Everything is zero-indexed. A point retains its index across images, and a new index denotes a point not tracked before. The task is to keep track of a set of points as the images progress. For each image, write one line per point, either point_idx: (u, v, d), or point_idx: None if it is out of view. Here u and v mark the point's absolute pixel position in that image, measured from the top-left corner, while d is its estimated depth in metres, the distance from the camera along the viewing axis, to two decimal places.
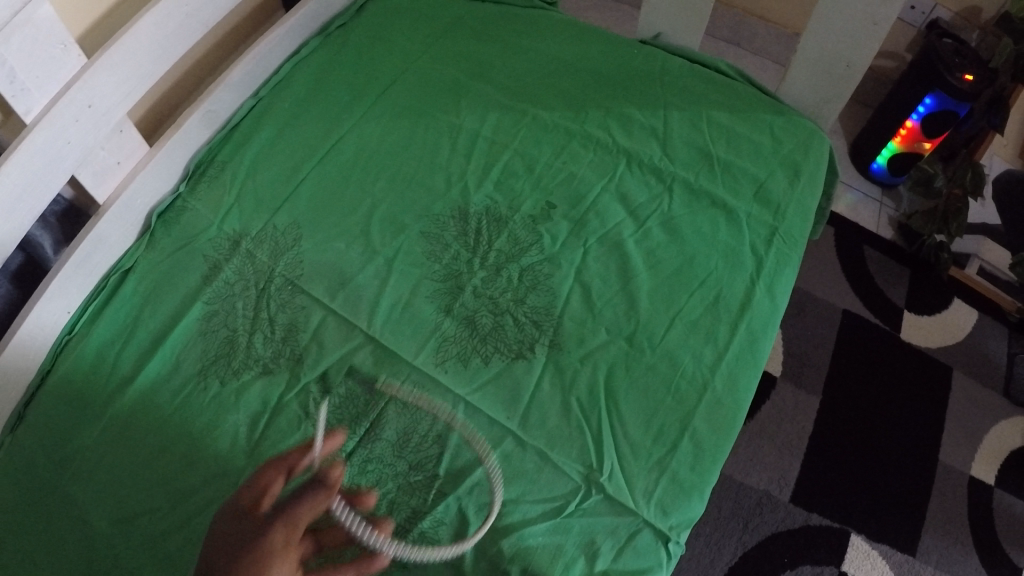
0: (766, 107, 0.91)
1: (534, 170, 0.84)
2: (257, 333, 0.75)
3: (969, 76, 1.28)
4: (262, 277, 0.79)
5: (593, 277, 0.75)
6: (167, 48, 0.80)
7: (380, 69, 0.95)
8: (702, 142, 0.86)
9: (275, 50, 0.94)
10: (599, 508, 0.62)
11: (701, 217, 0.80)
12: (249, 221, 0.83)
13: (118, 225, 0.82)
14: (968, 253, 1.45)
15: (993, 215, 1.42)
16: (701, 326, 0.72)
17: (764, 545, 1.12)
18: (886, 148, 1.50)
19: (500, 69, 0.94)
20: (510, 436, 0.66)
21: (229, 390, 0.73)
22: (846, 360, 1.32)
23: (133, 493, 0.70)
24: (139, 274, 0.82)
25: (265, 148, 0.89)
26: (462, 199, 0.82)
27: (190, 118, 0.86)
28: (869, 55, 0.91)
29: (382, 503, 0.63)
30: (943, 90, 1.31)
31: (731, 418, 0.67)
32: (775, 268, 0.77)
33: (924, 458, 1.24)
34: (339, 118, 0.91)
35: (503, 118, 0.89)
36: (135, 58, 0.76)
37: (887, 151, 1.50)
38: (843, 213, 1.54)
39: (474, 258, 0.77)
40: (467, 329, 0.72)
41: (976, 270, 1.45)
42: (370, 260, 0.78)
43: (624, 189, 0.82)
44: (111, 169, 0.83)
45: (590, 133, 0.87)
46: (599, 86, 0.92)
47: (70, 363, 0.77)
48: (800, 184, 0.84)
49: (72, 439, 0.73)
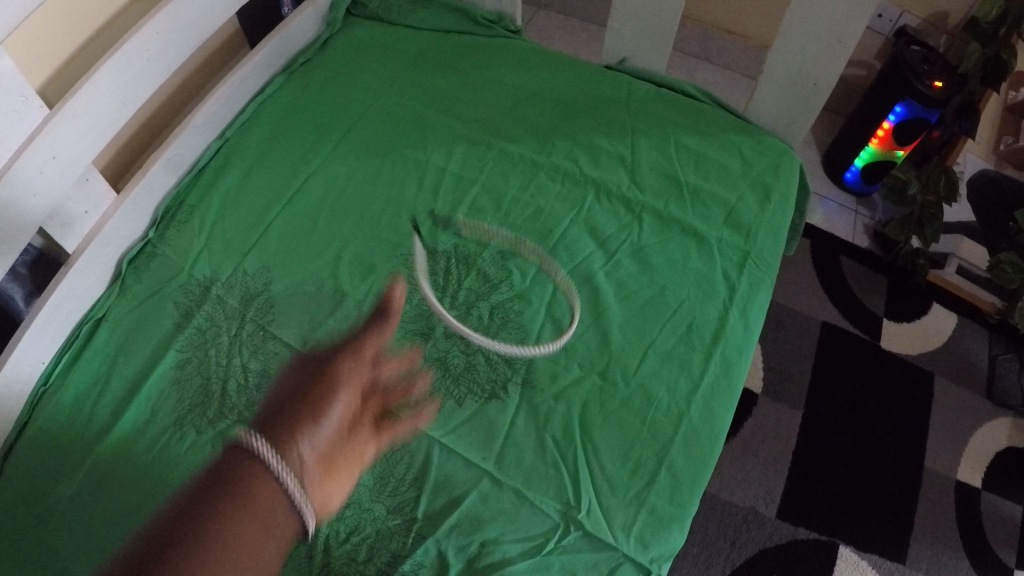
0: (732, 129, 0.94)
1: (503, 204, 0.86)
2: (231, 380, 0.76)
3: (938, 83, 1.32)
4: (235, 323, 0.79)
5: (564, 312, 0.77)
6: (130, 96, 0.82)
7: (348, 106, 0.97)
8: (670, 168, 0.88)
9: (240, 90, 0.96)
10: (578, 545, 0.64)
11: (670, 245, 0.82)
12: (219, 267, 0.84)
13: (88, 274, 0.83)
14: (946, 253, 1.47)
15: (969, 213, 1.43)
16: (675, 356, 0.73)
17: (753, 562, 1.13)
18: (860, 156, 1.53)
19: (467, 103, 0.97)
20: (486, 476, 0.67)
21: (205, 439, 0.73)
22: (825, 370, 1.34)
23: (108, 547, 0.69)
24: (112, 322, 0.82)
25: (232, 190, 0.90)
26: (430, 237, 0.84)
27: (155, 164, 0.87)
28: (835, 74, 0.94)
29: (363, 547, 0.65)
30: (913, 98, 1.34)
31: (708, 448, 0.68)
32: (748, 294, 0.79)
33: (908, 465, 1.25)
34: (307, 157, 0.92)
35: (470, 151, 0.91)
36: (97, 108, 0.78)
37: (863, 159, 1.53)
38: (818, 224, 1.57)
39: (444, 297, 0.79)
40: (440, 371, 0.74)
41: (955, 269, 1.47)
42: (343, 301, 0.79)
43: (593, 221, 0.84)
44: (79, 218, 0.84)
45: (557, 164, 0.89)
46: (565, 116, 0.95)
47: (47, 415, 0.76)
48: (770, 206, 0.86)
49: (46, 494, 0.72)
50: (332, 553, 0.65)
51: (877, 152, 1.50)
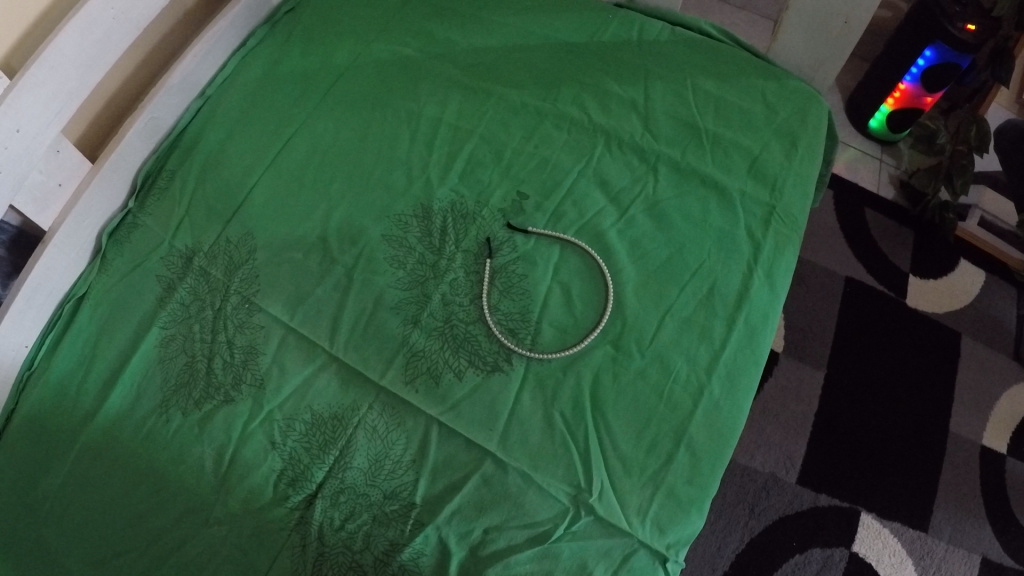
0: (758, 71, 0.84)
1: (502, 157, 0.77)
2: (217, 357, 0.70)
3: (971, 26, 1.19)
4: (218, 296, 0.73)
5: (572, 276, 0.69)
6: (97, 58, 0.72)
7: (330, 55, 0.87)
8: (688, 114, 0.79)
9: (218, 45, 0.87)
10: (589, 530, 0.59)
11: (689, 200, 0.74)
12: (200, 236, 0.77)
13: (66, 250, 0.76)
14: (969, 204, 1.38)
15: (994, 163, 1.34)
16: (694, 323, 0.66)
17: (772, 529, 1.09)
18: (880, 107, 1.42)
19: (461, 47, 0.87)
20: (489, 457, 0.62)
21: (192, 422, 0.68)
22: (849, 332, 1.27)
23: (103, 538, 0.65)
24: (93, 301, 0.76)
25: (214, 151, 0.82)
26: (425, 194, 0.76)
27: (130, 129, 0.79)
28: (869, 10, 0.82)
29: (358, 536, 0.61)
30: (944, 42, 1.23)
31: (730, 424, 0.63)
32: (774, 254, 0.71)
33: (932, 430, 1.20)
34: (289, 113, 0.83)
35: (467, 101, 0.81)
36: (61, 74, 0.69)
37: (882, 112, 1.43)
38: (842, 173, 1.46)
39: (439, 260, 0.72)
40: (440, 341, 0.67)
41: (977, 222, 1.38)
42: (330, 269, 0.72)
43: (603, 173, 0.76)
44: (53, 192, 0.76)
45: (563, 111, 0.80)
46: (570, 59, 0.85)
47: (34, 398, 0.72)
48: (797, 155, 0.77)
49: (39, 482, 0.68)
50: (327, 541, 0.62)
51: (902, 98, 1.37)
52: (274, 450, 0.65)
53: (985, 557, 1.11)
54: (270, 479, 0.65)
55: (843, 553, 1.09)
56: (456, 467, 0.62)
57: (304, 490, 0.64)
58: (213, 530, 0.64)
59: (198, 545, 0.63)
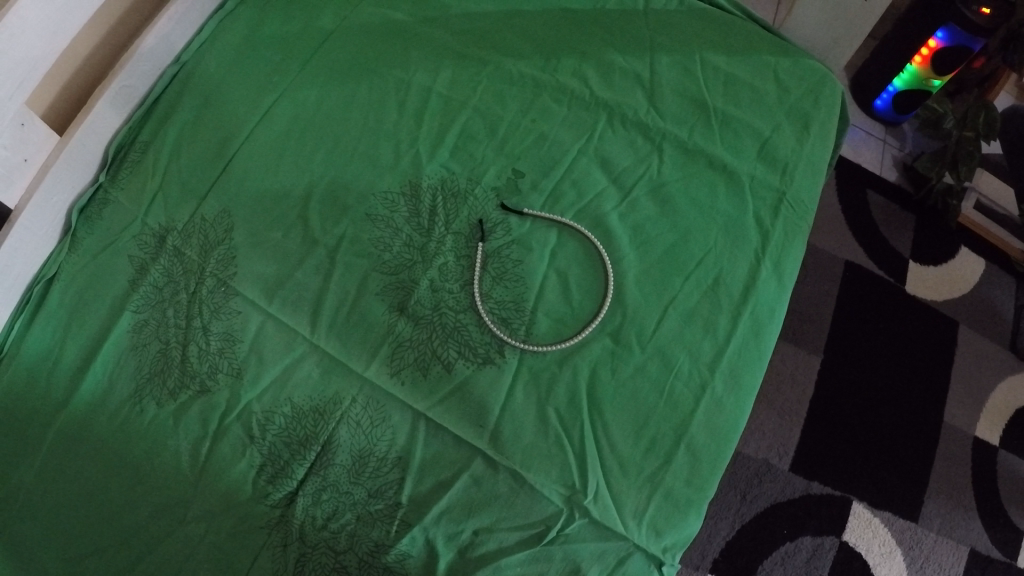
0: (770, 46, 0.78)
1: (497, 132, 0.72)
2: (192, 344, 0.66)
3: (986, 9, 1.15)
4: (193, 279, 0.68)
5: (568, 263, 0.65)
6: (62, 23, 0.65)
7: (312, 18, 0.80)
8: (696, 90, 0.74)
9: (196, 5, 0.80)
10: (583, 533, 0.57)
11: (696, 182, 0.69)
12: (174, 213, 0.71)
13: (33, 228, 0.70)
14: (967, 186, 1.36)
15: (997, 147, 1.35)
16: (698, 316, 0.63)
17: (764, 517, 1.09)
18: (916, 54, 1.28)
19: (454, 12, 0.80)
20: (479, 456, 0.59)
21: (166, 413, 0.64)
22: (848, 319, 1.24)
23: (79, 532, 0.62)
24: (63, 283, 0.71)
25: (190, 121, 0.76)
26: (413, 170, 0.70)
27: (101, 98, 0.73)
28: None
29: (342, 535, 0.59)
30: (956, 25, 1.18)
31: (730, 424, 0.61)
32: (782, 244, 0.67)
33: (927, 420, 1.19)
34: (267, 80, 0.76)
35: (460, 69, 0.75)
36: (22, 41, 0.62)
37: (908, 71, 1.31)
38: (847, 153, 1.41)
39: (428, 243, 0.67)
40: (426, 331, 0.63)
41: (973, 205, 1.36)
42: (311, 251, 0.68)
43: (605, 152, 0.70)
44: (17, 168, 0.69)
45: (563, 83, 0.74)
46: (571, 28, 0.79)
47: (5, 383, 0.68)
48: (809, 137, 0.73)
49: (10, 473, 0.65)
50: (310, 540, 0.59)
51: (937, 54, 1.24)
52: (253, 445, 0.62)
53: (973, 548, 1.12)
54: (248, 475, 0.61)
55: (833, 541, 1.09)
56: (443, 463, 0.59)
57: (284, 487, 0.61)
58: (191, 527, 0.61)
59: (177, 541, 0.61)
